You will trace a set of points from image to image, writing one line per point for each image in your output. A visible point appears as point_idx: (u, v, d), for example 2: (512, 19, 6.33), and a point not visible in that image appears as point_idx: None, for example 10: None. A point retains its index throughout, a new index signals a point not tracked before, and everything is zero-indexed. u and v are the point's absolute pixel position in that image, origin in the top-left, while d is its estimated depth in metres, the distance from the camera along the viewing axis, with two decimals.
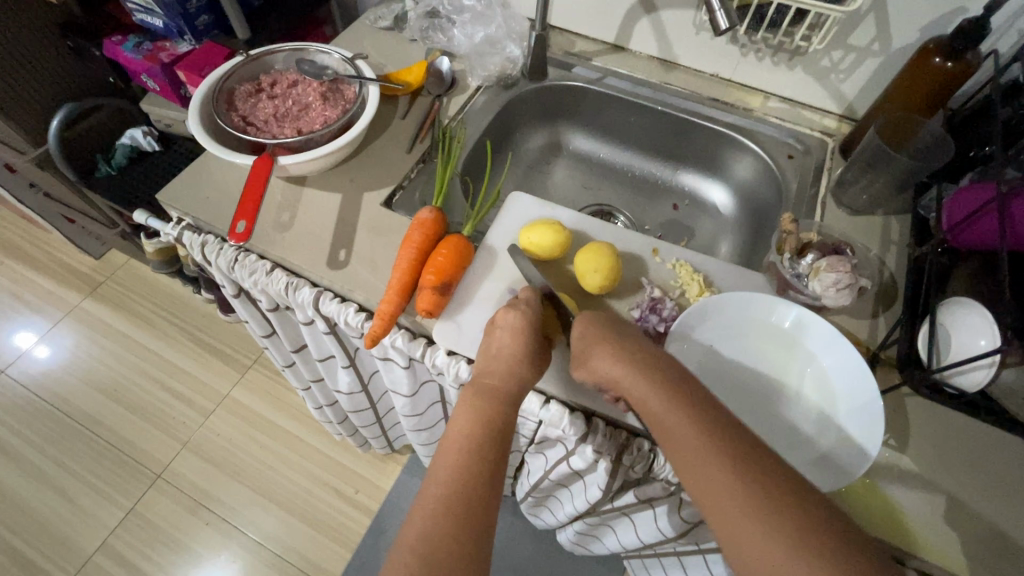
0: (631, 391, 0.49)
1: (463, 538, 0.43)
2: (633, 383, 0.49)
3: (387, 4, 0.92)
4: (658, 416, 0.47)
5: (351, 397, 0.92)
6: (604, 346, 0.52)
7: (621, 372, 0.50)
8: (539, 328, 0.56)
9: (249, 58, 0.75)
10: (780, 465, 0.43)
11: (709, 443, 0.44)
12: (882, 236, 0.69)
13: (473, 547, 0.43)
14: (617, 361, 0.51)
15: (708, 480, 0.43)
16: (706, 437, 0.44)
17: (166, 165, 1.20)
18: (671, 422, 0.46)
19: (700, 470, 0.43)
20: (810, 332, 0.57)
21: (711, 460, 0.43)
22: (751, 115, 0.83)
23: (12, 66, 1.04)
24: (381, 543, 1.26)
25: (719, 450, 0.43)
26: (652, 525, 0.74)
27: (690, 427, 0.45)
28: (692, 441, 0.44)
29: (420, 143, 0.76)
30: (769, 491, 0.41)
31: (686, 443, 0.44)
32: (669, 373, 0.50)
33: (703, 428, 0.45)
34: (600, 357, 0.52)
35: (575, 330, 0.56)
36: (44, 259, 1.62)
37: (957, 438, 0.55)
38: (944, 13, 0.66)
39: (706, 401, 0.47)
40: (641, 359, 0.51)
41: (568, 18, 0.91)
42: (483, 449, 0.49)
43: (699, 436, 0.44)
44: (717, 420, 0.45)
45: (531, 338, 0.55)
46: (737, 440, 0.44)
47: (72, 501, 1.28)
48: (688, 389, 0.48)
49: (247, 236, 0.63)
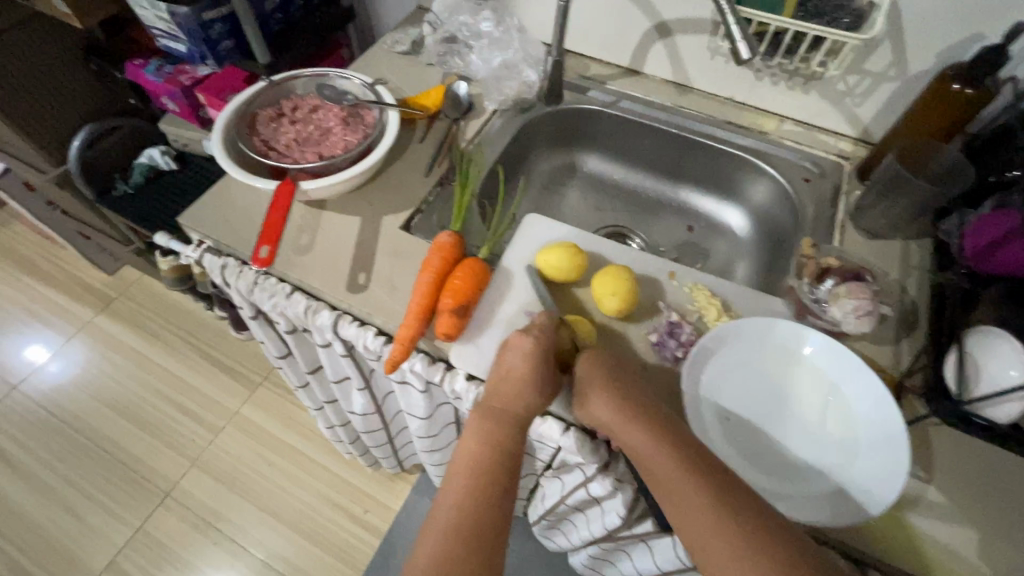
0: (624, 437, 0.49)
1: (475, 564, 0.43)
2: (630, 431, 0.49)
3: (403, 29, 0.94)
4: (655, 466, 0.47)
5: (364, 418, 0.92)
6: (599, 389, 0.52)
7: (614, 419, 0.50)
8: (552, 351, 0.55)
9: (271, 84, 0.77)
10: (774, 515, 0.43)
11: (704, 496, 0.44)
12: (902, 260, 0.68)
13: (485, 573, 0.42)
14: (613, 405, 0.50)
15: (706, 536, 0.43)
16: (704, 491, 0.44)
17: (182, 184, 1.21)
18: (668, 473, 0.46)
19: (697, 522, 0.43)
20: (832, 360, 0.57)
21: (711, 515, 0.43)
22: (766, 138, 0.83)
23: (35, 87, 1.07)
24: (389, 565, 1.24)
25: (712, 500, 0.44)
26: (670, 554, 0.71)
27: (688, 480, 0.45)
28: (686, 491, 0.45)
29: (438, 166, 0.77)
30: (765, 543, 0.41)
31: (685, 496, 0.45)
32: (662, 420, 0.50)
33: (701, 479, 0.45)
34: (596, 397, 0.52)
35: (578, 370, 0.54)
36: (58, 275, 1.63)
37: (985, 468, 0.54)
38: (960, 40, 0.67)
39: (697, 448, 0.47)
40: (635, 402, 0.51)
41: (583, 42, 0.92)
42: (492, 471, 0.48)
43: (698, 491, 0.44)
44: (716, 473, 0.45)
45: (543, 362, 0.53)
46: (735, 493, 0.44)
47: (80, 519, 1.27)
48: (682, 441, 0.48)
49: (270, 260, 0.66)
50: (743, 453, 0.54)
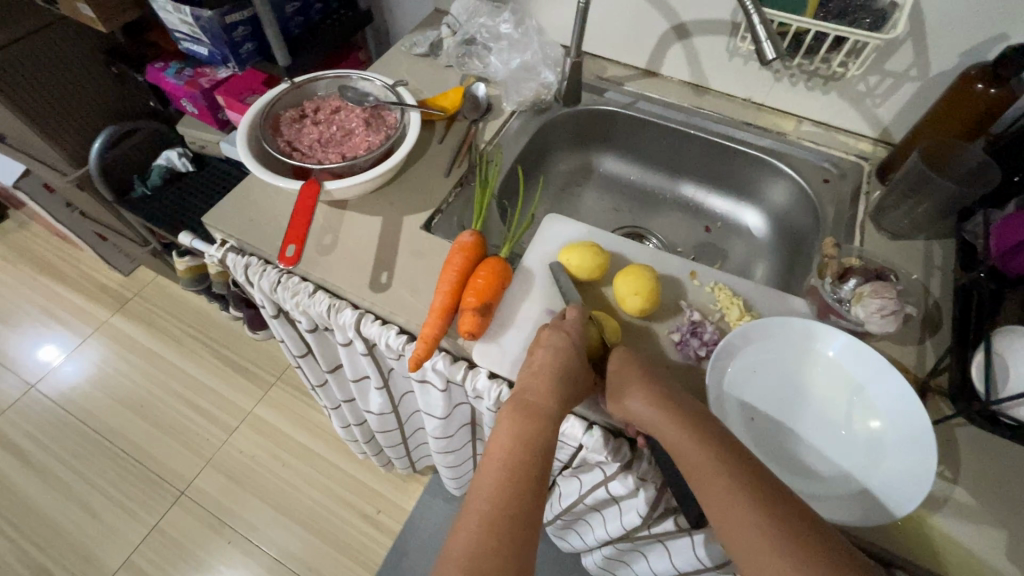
0: (664, 435, 0.49)
1: (507, 557, 0.42)
2: (666, 427, 0.49)
3: (422, 32, 0.95)
4: (693, 463, 0.47)
5: (380, 418, 0.92)
6: (637, 386, 0.53)
7: (654, 415, 0.50)
8: (581, 351, 0.56)
9: (294, 85, 0.78)
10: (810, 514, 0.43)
11: (741, 490, 0.44)
12: (925, 261, 0.68)
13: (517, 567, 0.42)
14: (652, 404, 0.51)
15: (749, 539, 0.42)
16: (743, 492, 0.44)
17: (199, 185, 1.22)
18: (705, 472, 0.46)
19: (734, 516, 0.43)
20: (857, 361, 0.57)
21: (749, 517, 0.42)
22: (785, 139, 0.83)
23: (57, 90, 1.09)
24: (402, 565, 1.24)
25: (749, 494, 0.43)
26: (689, 552, 0.70)
27: (726, 479, 0.45)
28: (723, 486, 0.44)
29: (458, 166, 0.77)
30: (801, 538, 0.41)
31: (724, 497, 0.44)
32: (700, 419, 0.49)
33: (739, 479, 0.44)
34: (634, 395, 0.52)
35: (610, 364, 0.56)
36: (75, 276, 1.66)
37: (1013, 469, 0.53)
38: (983, 40, 0.67)
39: (734, 444, 0.47)
40: (672, 401, 0.51)
41: (601, 43, 0.93)
42: (524, 466, 0.47)
43: (737, 492, 0.44)
44: (755, 474, 0.45)
45: (575, 362, 0.54)
46: (776, 495, 0.44)
47: (95, 516, 1.29)
48: (720, 439, 0.47)
49: (296, 259, 0.66)
50: (768, 453, 0.53)
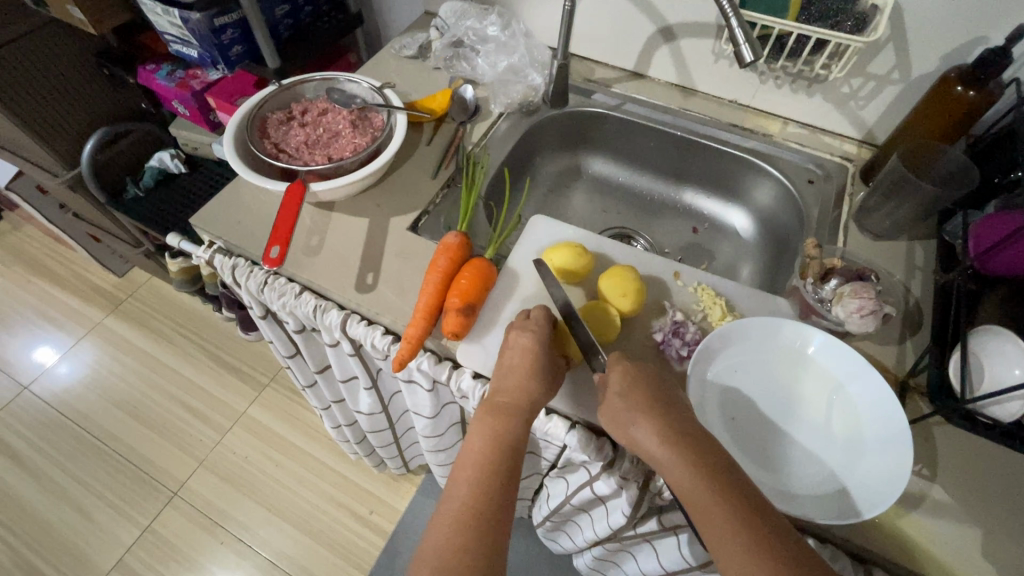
0: (660, 462, 0.48)
1: (476, 553, 0.44)
2: (654, 442, 0.48)
3: (411, 34, 0.96)
4: (674, 474, 0.46)
5: (371, 418, 0.92)
6: (647, 415, 0.50)
7: (659, 448, 0.48)
8: (548, 343, 0.56)
9: (281, 87, 0.78)
10: (783, 522, 0.44)
11: (721, 499, 0.44)
12: (907, 262, 0.69)
13: (486, 562, 0.43)
14: (640, 416, 0.50)
15: (725, 549, 0.43)
16: (719, 499, 0.44)
17: (190, 187, 1.22)
18: (684, 481, 0.46)
19: (717, 528, 0.43)
20: (836, 361, 0.57)
21: (725, 523, 0.43)
22: (770, 140, 0.84)
23: (49, 91, 1.09)
24: (394, 565, 1.25)
25: (728, 504, 0.44)
26: (675, 552, 0.71)
27: (703, 486, 0.45)
28: (707, 498, 0.44)
29: (445, 168, 0.78)
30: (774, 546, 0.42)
31: (700, 503, 0.45)
32: (677, 422, 0.49)
33: (716, 487, 0.45)
34: (642, 428, 0.49)
35: (615, 386, 0.53)
36: (69, 277, 1.66)
37: (990, 466, 0.54)
38: (963, 44, 0.68)
39: (719, 455, 0.47)
40: (676, 425, 0.49)
41: (589, 46, 0.93)
42: (496, 466, 0.49)
43: (713, 499, 0.44)
44: (737, 485, 0.45)
45: (541, 353, 0.55)
46: (750, 500, 0.45)
47: (87, 517, 1.29)
48: (709, 453, 0.47)
49: (280, 261, 0.66)
50: (746, 452, 0.54)
